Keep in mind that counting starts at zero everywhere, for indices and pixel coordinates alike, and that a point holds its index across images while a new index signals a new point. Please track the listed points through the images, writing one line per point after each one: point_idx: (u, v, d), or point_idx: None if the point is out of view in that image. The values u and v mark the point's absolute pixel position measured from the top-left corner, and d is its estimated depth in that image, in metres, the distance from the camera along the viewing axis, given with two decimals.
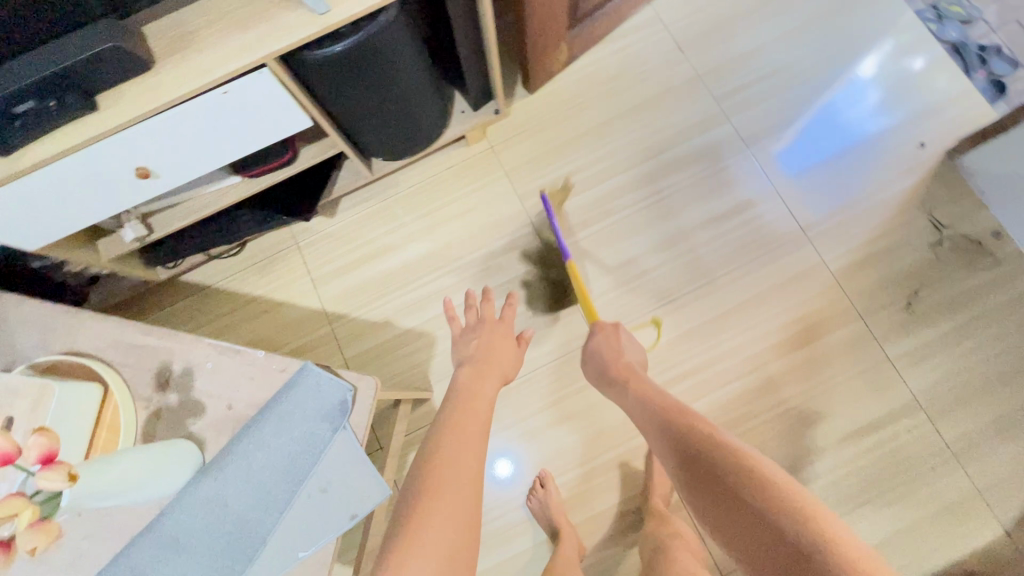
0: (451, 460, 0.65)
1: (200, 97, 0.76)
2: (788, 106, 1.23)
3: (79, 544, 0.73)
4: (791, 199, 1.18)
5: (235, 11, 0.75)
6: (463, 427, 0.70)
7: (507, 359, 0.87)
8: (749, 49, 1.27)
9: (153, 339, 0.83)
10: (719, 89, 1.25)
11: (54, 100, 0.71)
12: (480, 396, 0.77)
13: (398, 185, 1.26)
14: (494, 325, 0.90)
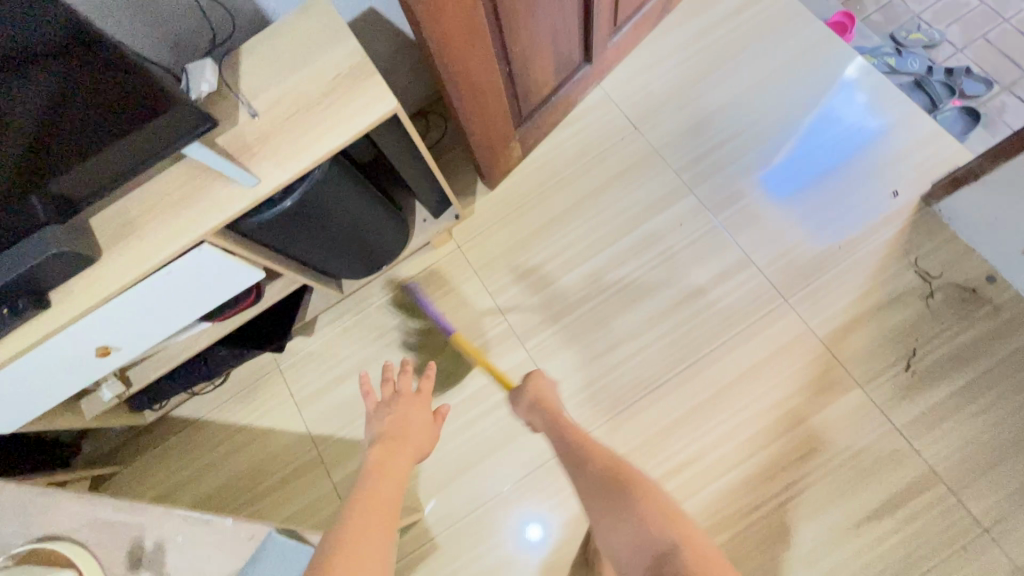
0: (358, 533, 0.55)
1: (146, 281, 0.79)
2: (775, 131, 1.23)
3: None
4: (794, 214, 1.17)
5: (173, 196, 0.79)
6: (375, 496, 0.61)
7: (426, 430, 0.79)
8: (720, 88, 1.28)
9: (124, 514, 0.83)
10: (693, 141, 1.25)
11: (6, 307, 0.74)
12: (392, 474, 0.67)
13: (371, 297, 1.27)
14: (411, 398, 0.82)
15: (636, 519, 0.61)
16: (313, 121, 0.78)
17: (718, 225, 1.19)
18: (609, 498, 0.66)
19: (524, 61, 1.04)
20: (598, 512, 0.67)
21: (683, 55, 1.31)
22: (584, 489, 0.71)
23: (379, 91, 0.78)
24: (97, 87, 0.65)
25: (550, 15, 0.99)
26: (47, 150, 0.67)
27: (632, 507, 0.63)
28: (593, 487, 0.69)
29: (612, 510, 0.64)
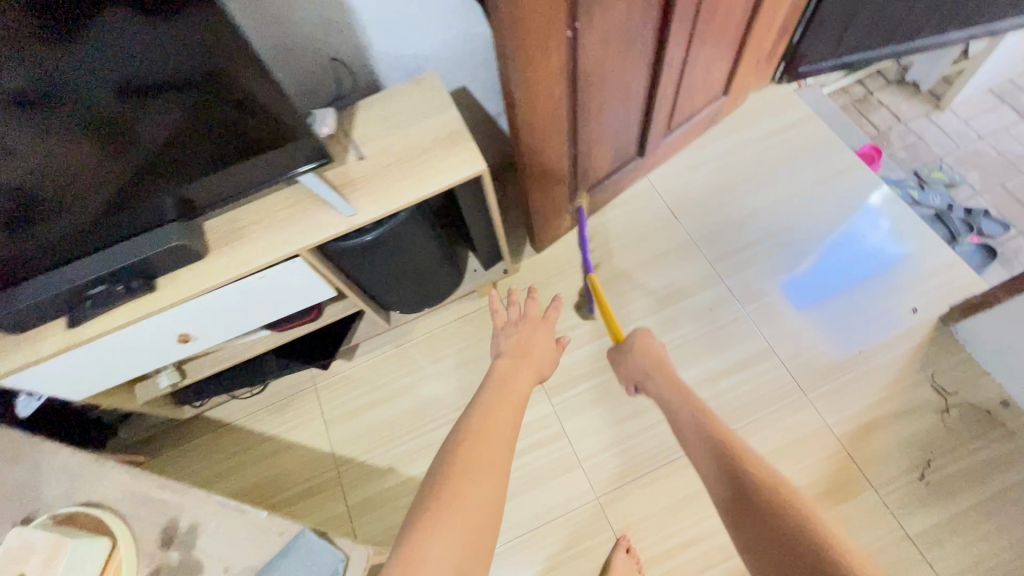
0: (483, 438, 0.65)
1: (240, 281, 0.89)
2: (803, 237, 1.35)
3: None
4: (817, 321, 1.24)
5: (280, 213, 0.91)
6: (498, 409, 0.71)
7: (546, 357, 0.88)
8: (757, 193, 1.42)
9: (166, 493, 0.88)
10: (727, 236, 1.38)
11: (120, 284, 0.86)
12: (513, 388, 0.76)
13: (413, 332, 1.35)
14: (532, 322, 0.92)
15: (739, 499, 0.60)
16: (410, 169, 0.91)
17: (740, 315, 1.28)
18: (720, 467, 0.66)
19: (588, 147, 1.18)
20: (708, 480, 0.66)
21: (726, 162, 1.47)
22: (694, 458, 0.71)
23: (470, 154, 0.91)
24: (217, 114, 0.76)
25: (616, 113, 1.15)
26: (169, 159, 0.80)
27: (740, 482, 0.62)
28: (706, 455, 0.69)
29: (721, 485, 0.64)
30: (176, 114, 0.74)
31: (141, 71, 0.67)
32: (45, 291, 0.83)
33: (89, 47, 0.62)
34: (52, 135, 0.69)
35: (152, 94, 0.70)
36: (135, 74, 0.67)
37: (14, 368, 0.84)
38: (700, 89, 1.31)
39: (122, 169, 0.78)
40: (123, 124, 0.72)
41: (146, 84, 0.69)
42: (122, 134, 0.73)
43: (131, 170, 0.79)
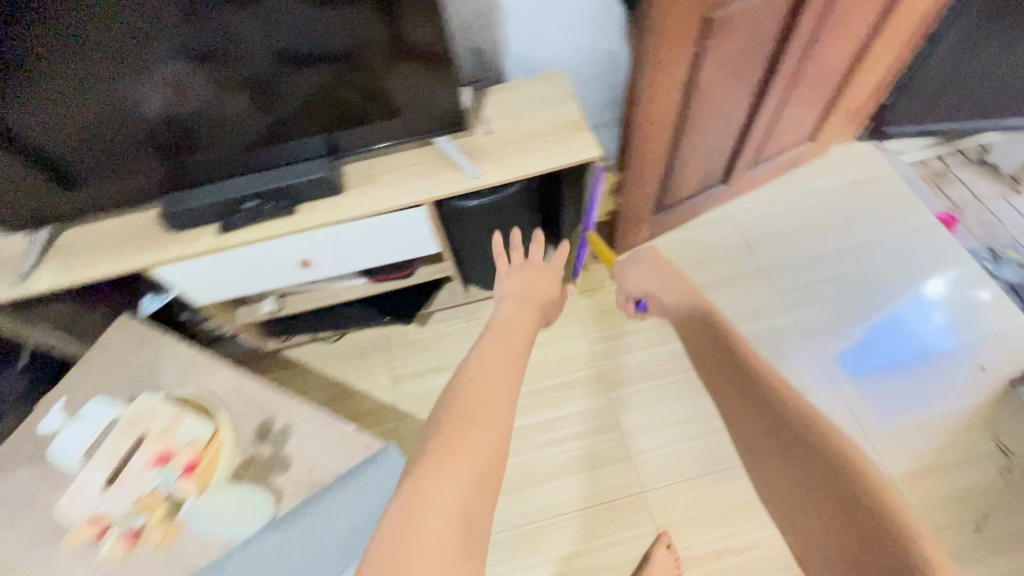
0: (484, 381, 0.60)
1: (368, 220, 1.01)
2: (869, 285, 1.39)
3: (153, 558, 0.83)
4: (865, 397, 1.23)
5: (412, 168, 1.02)
6: (497, 352, 0.65)
7: (547, 294, 0.82)
8: (831, 237, 1.47)
9: (267, 395, 0.97)
10: (797, 273, 1.42)
11: (270, 203, 0.98)
12: (516, 329, 0.71)
13: (484, 311, 1.43)
14: (536, 267, 0.85)
15: (791, 466, 0.60)
16: (532, 147, 1.01)
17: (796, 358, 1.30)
18: (763, 420, 0.64)
19: (681, 163, 1.26)
20: (745, 434, 0.65)
21: (803, 204, 1.53)
22: (727, 406, 0.69)
23: (588, 141, 1.01)
24: (344, 86, 0.93)
25: (713, 135, 1.23)
26: (295, 120, 0.96)
27: (788, 442, 0.61)
28: (745, 403, 0.67)
29: (765, 442, 0.63)
30: (318, 78, 0.91)
31: (296, 42, 0.85)
32: (212, 197, 0.97)
33: (264, 14, 0.80)
34: (216, 80, 0.87)
35: (299, 61, 0.87)
36: (293, 40, 0.84)
37: (168, 257, 0.97)
38: (790, 130, 1.40)
39: (258, 120, 0.95)
40: (270, 82, 0.89)
41: (296, 52, 0.86)
42: (268, 90, 0.90)
43: (265, 122, 0.95)
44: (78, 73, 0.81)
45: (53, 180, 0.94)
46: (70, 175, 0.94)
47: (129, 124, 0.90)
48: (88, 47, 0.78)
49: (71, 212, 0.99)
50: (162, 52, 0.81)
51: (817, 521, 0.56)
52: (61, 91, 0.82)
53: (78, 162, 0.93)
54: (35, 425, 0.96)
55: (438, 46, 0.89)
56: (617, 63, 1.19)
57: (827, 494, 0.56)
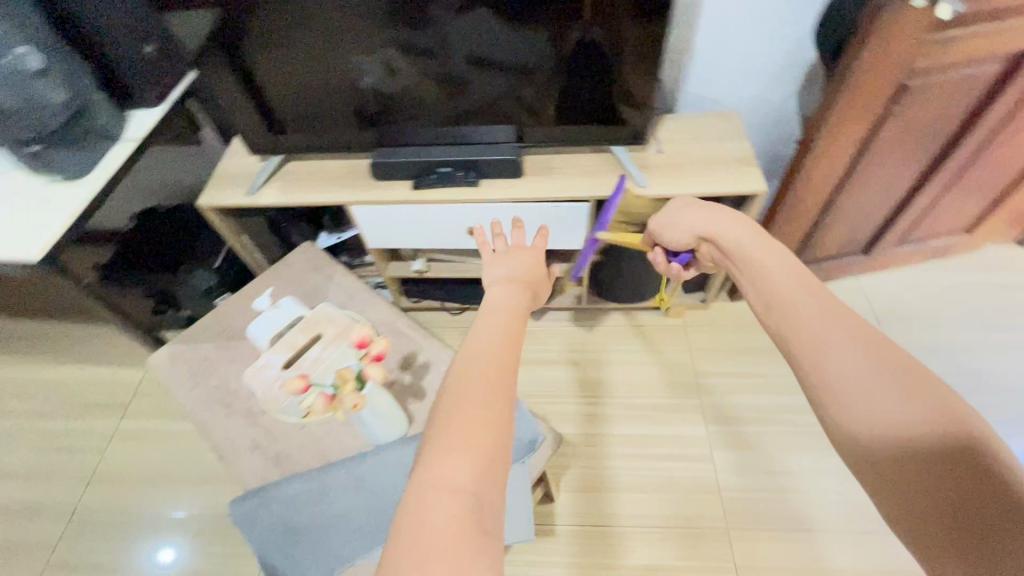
0: (479, 359, 0.50)
1: (536, 204, 1.13)
2: (1010, 390, 1.31)
3: (309, 437, 0.98)
4: None
5: (584, 170, 1.14)
6: (494, 324, 0.56)
7: (535, 275, 0.70)
8: (971, 333, 1.41)
9: (414, 333, 1.09)
10: (928, 360, 1.37)
11: (460, 172, 1.14)
12: (508, 306, 0.61)
13: (596, 320, 1.50)
14: (524, 248, 0.73)
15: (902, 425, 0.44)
16: (698, 172, 1.10)
17: None
18: (864, 362, 0.47)
19: (831, 222, 1.28)
20: (841, 380, 0.47)
21: (943, 294, 1.48)
22: (807, 340, 0.50)
23: (753, 176, 1.08)
24: (522, 92, 1.09)
25: (871, 200, 1.24)
26: (472, 114, 1.14)
27: (901, 393, 0.45)
28: (842, 338, 0.49)
29: (865, 392, 0.46)
30: (501, 82, 1.07)
31: (490, 50, 1.02)
32: (416, 156, 1.14)
33: (472, 24, 0.97)
34: (420, 71, 1.06)
35: (490, 67, 1.05)
36: (488, 47, 1.01)
37: (367, 199, 1.15)
38: (947, 217, 1.38)
39: (443, 109, 1.13)
40: (461, 80, 1.07)
41: (488, 58, 1.03)
42: (457, 86, 1.09)
43: (449, 112, 1.14)
44: (317, 47, 1.03)
45: (267, 120, 1.16)
46: (285, 125, 1.17)
47: (338, 88, 1.10)
48: (334, 31, 1.00)
49: (273, 147, 1.21)
50: (386, 42, 1.01)
51: (931, 497, 0.41)
52: (297, 52, 1.04)
53: (289, 111, 1.15)
54: (231, 312, 1.15)
55: (626, 68, 1.03)
56: (788, 118, 1.27)
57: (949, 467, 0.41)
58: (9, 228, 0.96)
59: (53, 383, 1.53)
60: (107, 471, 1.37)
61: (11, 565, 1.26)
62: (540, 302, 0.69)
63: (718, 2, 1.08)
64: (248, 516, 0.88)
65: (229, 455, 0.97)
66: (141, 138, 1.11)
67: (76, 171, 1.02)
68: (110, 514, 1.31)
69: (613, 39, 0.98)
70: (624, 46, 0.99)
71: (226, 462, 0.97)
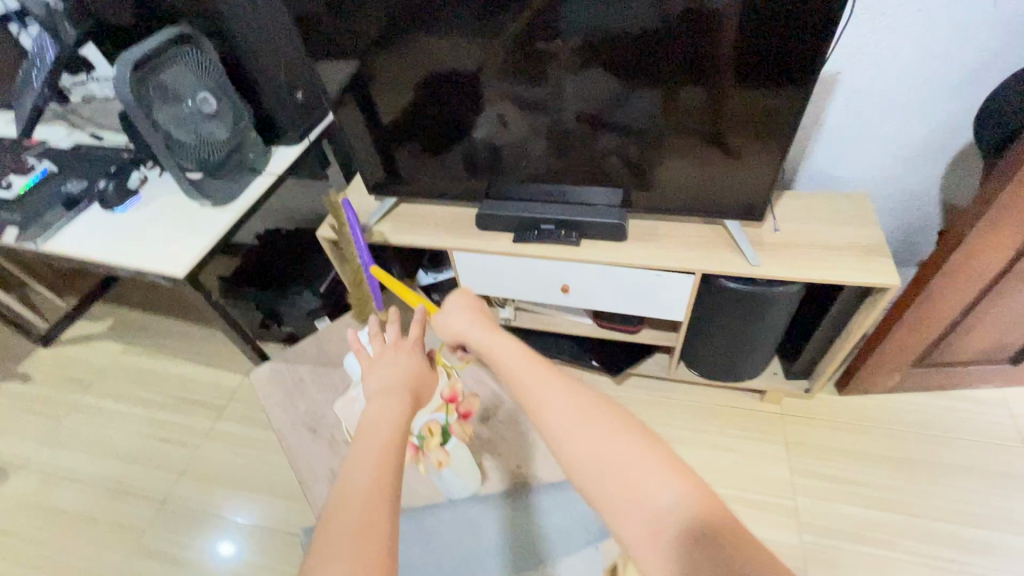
0: (340, 525, 0.49)
1: (638, 271, 1.10)
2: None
3: None
4: None
5: (691, 241, 1.10)
6: (365, 466, 0.54)
7: (414, 377, 0.71)
8: None
9: (497, 385, 1.08)
10: None
11: (563, 231, 1.14)
12: (383, 432, 0.59)
13: (682, 392, 1.41)
14: (398, 346, 0.76)
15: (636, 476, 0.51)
16: (817, 256, 1.02)
17: None
18: (571, 413, 0.57)
19: (972, 324, 1.12)
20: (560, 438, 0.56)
21: None
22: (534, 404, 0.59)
23: (885, 268, 0.98)
24: (627, 152, 1.08)
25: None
26: (574, 169, 1.14)
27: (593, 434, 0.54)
28: (557, 396, 0.59)
29: (567, 437, 0.55)
30: (610, 142, 1.07)
31: (599, 108, 1.03)
32: (521, 211, 1.16)
33: (589, 82, 0.99)
34: (529, 124, 1.09)
35: (598, 125, 1.05)
36: (599, 105, 1.02)
37: (468, 247, 1.18)
38: None
39: (546, 162, 1.15)
40: (567, 135, 1.09)
41: (596, 116, 1.04)
42: (562, 141, 1.10)
43: (552, 165, 1.15)
44: (435, 94, 1.09)
45: (383, 161, 1.24)
46: (397, 165, 1.24)
47: (452, 137, 1.16)
48: (453, 81, 1.06)
49: (386, 187, 1.29)
50: (498, 96, 1.06)
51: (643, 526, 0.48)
52: (420, 101, 1.11)
53: (404, 154, 1.22)
54: (329, 339, 1.22)
55: (745, 135, 0.99)
56: (928, 203, 1.15)
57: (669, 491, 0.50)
58: (164, 244, 1.09)
59: (167, 377, 1.69)
60: (197, 469, 1.47)
61: (105, 541, 1.38)
62: (424, 400, 0.70)
63: (858, 79, 1.02)
64: None
65: (308, 481, 0.99)
66: (280, 172, 1.23)
67: (225, 198, 1.14)
68: (193, 511, 1.40)
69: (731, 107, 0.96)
70: (741, 115, 0.97)
71: (304, 489, 0.99)
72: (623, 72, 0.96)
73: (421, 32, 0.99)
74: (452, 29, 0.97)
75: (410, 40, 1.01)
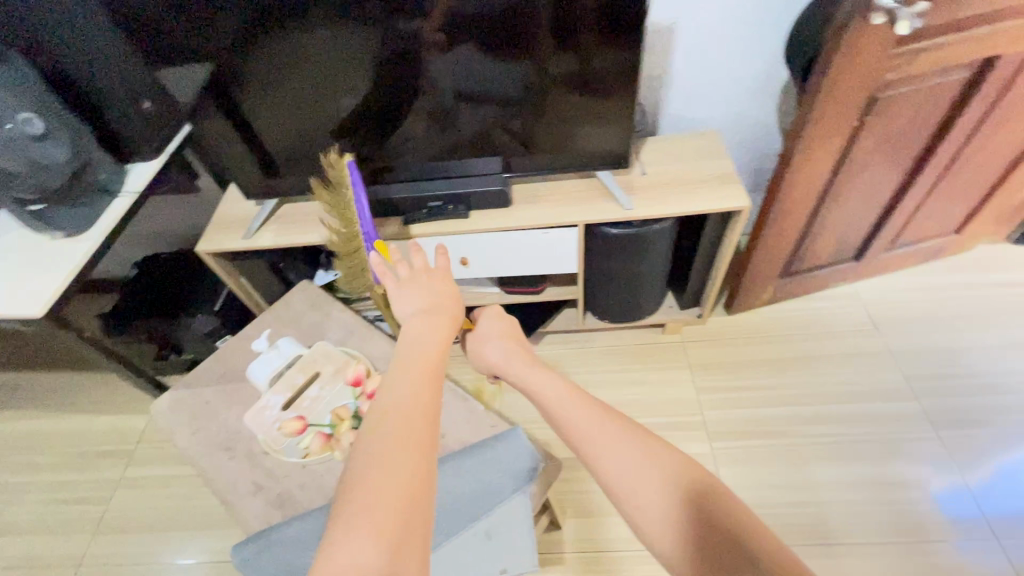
0: (390, 416, 0.56)
1: (527, 232, 1.15)
2: (1008, 392, 1.32)
3: (307, 479, 0.97)
4: (941, 535, 1.14)
5: (571, 197, 1.17)
6: (409, 380, 0.60)
7: (449, 298, 0.74)
8: (967, 335, 1.42)
9: None
10: (923, 363, 1.38)
11: (450, 205, 1.17)
12: (427, 351, 0.65)
13: (594, 341, 1.50)
14: (429, 271, 0.77)
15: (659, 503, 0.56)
16: (681, 193, 1.12)
17: (912, 453, 1.25)
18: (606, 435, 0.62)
19: (818, 230, 1.29)
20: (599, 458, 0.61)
21: (940, 297, 1.49)
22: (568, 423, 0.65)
23: (736, 193, 1.10)
24: (505, 123, 1.12)
25: (856, 208, 1.25)
26: (458, 147, 1.17)
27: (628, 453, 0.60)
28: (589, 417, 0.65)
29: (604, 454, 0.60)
30: (488, 112, 1.10)
31: (472, 83, 1.05)
32: (406, 193, 1.18)
33: (459, 57, 1.01)
34: (406, 108, 1.10)
35: (473, 100, 1.08)
36: (472, 81, 1.05)
37: None
38: (935, 221, 1.38)
39: (430, 143, 1.16)
40: (446, 113, 1.10)
41: (471, 92, 1.07)
42: (443, 120, 1.11)
43: (436, 146, 1.17)
44: (305, 88, 1.06)
45: (260, 164, 1.19)
46: (274, 165, 1.20)
47: (329, 129, 1.14)
48: (319, 73, 1.03)
49: (265, 190, 1.24)
50: (372, 83, 1.05)
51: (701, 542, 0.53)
52: (289, 95, 1.07)
53: (281, 153, 1.18)
54: (232, 354, 1.16)
55: (605, 92, 1.06)
56: (769, 131, 1.30)
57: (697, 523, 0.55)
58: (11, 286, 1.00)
59: (60, 434, 1.54)
60: (114, 522, 1.37)
61: None
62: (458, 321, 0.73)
63: (693, 26, 1.11)
64: (251, 561, 0.86)
65: (231, 498, 0.97)
66: (139, 192, 1.16)
67: (81, 226, 1.07)
68: (118, 566, 1.30)
69: (592, 69, 1.02)
70: (600, 74, 1.03)
71: (228, 506, 0.96)
72: (486, 46, 0.99)
73: (280, 24, 0.95)
74: (306, 19, 0.95)
75: (269, 35, 0.97)
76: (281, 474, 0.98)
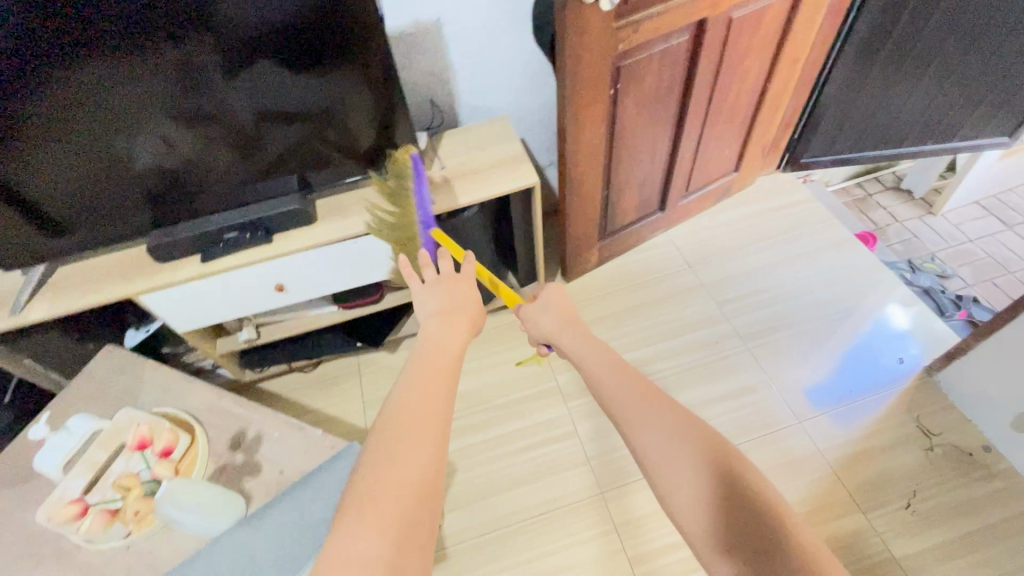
0: (408, 412, 0.56)
1: (337, 244, 1.14)
2: (796, 295, 1.56)
3: (131, 562, 0.88)
4: (764, 431, 1.33)
5: (376, 201, 1.17)
6: (421, 379, 0.61)
7: (470, 299, 0.78)
8: (760, 256, 1.65)
9: (240, 408, 1.04)
10: (730, 288, 1.58)
11: (249, 232, 1.11)
12: (443, 352, 0.67)
13: None
14: (452, 277, 0.80)
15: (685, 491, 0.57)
16: (478, 178, 1.17)
17: (731, 368, 1.43)
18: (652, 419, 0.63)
19: (618, 190, 1.41)
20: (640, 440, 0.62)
21: (736, 228, 1.72)
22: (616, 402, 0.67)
23: (527, 171, 1.17)
24: (313, 139, 1.09)
25: (643, 163, 1.39)
26: (272, 171, 1.12)
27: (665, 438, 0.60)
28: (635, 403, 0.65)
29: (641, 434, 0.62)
30: (292, 130, 1.06)
31: (269, 104, 1.01)
32: (197, 229, 1.10)
33: (252, 82, 0.97)
34: (203, 138, 1.02)
35: (274, 120, 1.03)
36: (269, 102, 1.00)
37: (154, 286, 1.09)
38: (714, 163, 1.58)
39: (240, 171, 1.10)
40: (250, 138, 1.05)
41: (271, 113, 1.02)
42: (249, 145, 1.06)
43: (247, 172, 1.10)
44: (80, 134, 0.95)
45: (37, 226, 1.04)
46: (57, 224, 1.06)
47: (117, 176, 1.03)
48: (92, 116, 0.93)
49: (38, 256, 1.09)
50: (159, 118, 0.97)
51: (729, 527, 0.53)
52: (63, 147, 0.95)
53: (61, 208, 1.04)
54: (25, 450, 1.02)
55: (398, 97, 1.07)
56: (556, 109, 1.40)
57: (734, 520, 0.53)
58: None
59: None
60: None
61: None
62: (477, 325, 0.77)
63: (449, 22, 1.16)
64: None
65: None
66: None
67: None
68: None
69: (382, 79, 1.03)
70: (392, 80, 1.04)
71: None
72: (272, 65, 0.95)
73: (31, 73, 0.85)
74: (54, 61, 0.84)
75: (31, 83, 0.86)
76: (101, 566, 0.88)
